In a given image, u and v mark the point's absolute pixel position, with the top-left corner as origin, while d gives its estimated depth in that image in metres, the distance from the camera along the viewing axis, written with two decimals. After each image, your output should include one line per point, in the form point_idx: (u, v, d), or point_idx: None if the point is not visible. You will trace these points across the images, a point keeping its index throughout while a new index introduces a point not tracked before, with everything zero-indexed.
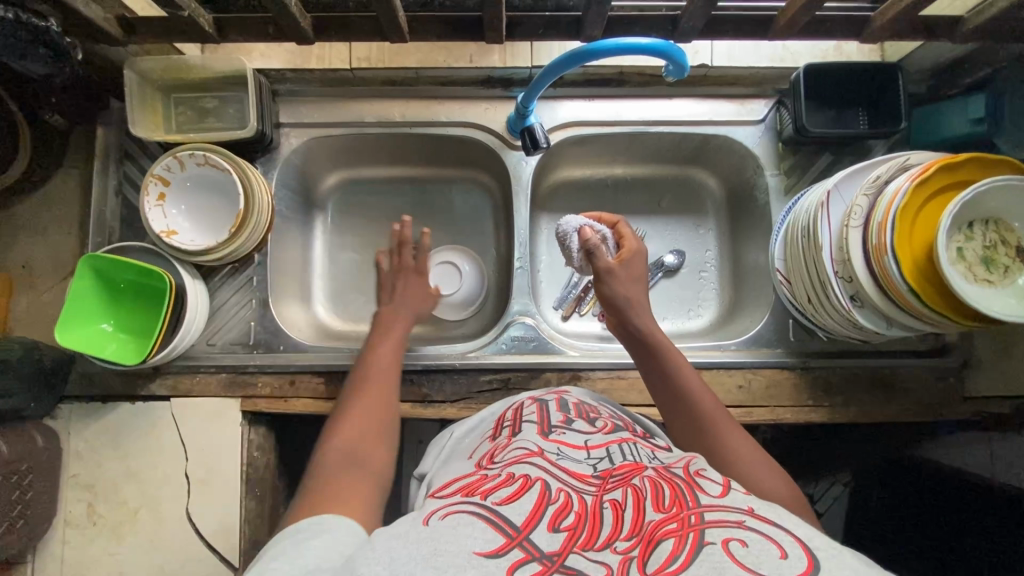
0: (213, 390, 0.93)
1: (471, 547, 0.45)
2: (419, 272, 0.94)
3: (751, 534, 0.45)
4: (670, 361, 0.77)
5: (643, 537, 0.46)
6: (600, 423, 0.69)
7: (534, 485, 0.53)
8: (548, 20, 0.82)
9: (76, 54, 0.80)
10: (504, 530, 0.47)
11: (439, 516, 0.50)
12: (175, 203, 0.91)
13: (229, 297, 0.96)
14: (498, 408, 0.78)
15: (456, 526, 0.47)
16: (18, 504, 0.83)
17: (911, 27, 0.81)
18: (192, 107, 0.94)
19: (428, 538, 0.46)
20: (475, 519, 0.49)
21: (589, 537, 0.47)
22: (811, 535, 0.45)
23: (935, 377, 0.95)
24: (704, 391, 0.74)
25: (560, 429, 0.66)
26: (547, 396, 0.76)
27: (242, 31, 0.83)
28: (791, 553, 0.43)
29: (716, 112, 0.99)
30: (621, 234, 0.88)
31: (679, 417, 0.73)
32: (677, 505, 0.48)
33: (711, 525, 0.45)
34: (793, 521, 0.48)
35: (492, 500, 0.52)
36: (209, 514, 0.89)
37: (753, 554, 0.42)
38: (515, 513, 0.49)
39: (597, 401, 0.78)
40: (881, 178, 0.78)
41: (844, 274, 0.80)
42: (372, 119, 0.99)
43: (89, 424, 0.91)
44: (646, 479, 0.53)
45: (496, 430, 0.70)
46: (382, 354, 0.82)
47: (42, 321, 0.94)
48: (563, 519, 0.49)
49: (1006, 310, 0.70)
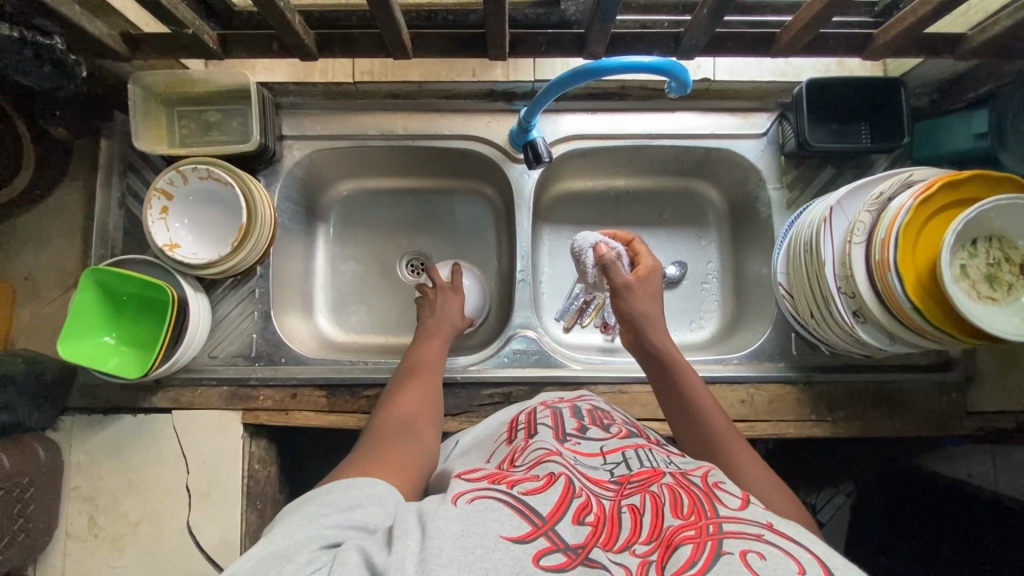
0: (215, 402, 0.93)
1: (498, 531, 0.44)
2: (455, 291, 0.96)
3: (769, 548, 0.44)
4: (682, 375, 0.77)
5: (662, 542, 0.45)
6: (614, 430, 0.68)
7: (559, 479, 0.52)
8: (551, 37, 0.82)
9: (81, 73, 0.81)
10: (529, 519, 0.47)
11: (466, 499, 0.49)
12: (178, 216, 0.91)
13: (231, 309, 0.96)
14: (505, 416, 0.78)
15: (483, 510, 0.47)
16: (19, 517, 0.83)
17: (914, 44, 0.80)
18: (195, 120, 0.94)
19: (458, 518, 0.45)
20: (500, 505, 0.48)
21: (610, 537, 0.46)
22: (829, 554, 0.45)
23: (939, 392, 0.94)
24: (715, 407, 0.74)
25: (575, 437, 0.65)
26: (560, 403, 0.75)
27: (247, 48, 0.83)
28: (809, 570, 0.42)
29: (718, 126, 0.99)
30: (637, 252, 0.89)
31: (687, 432, 0.73)
32: (696, 513, 0.48)
33: (729, 536, 0.45)
34: (809, 538, 0.47)
35: (518, 490, 0.51)
36: (209, 527, 0.89)
37: (770, 566, 0.42)
38: (541, 503, 0.49)
39: (608, 407, 0.78)
40: (884, 196, 0.78)
41: (847, 290, 0.80)
42: (376, 132, 0.99)
43: (91, 436, 0.91)
44: (664, 486, 0.53)
45: (511, 433, 0.70)
46: (427, 354, 0.84)
47: (44, 333, 0.94)
48: (585, 515, 0.48)
49: (1010, 329, 0.70)
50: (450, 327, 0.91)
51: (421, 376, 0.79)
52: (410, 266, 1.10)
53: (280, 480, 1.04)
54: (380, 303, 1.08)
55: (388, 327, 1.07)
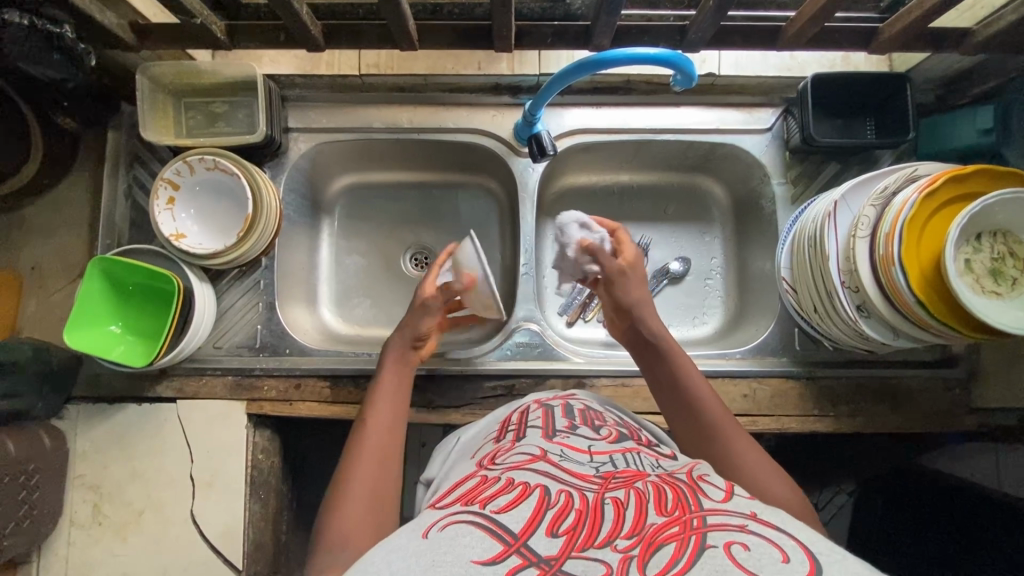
0: (219, 392, 0.94)
1: (469, 557, 0.44)
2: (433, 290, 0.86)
3: (752, 538, 0.45)
4: (677, 366, 0.77)
5: (644, 538, 0.45)
6: (606, 431, 0.68)
7: (533, 492, 0.52)
8: (557, 30, 0.83)
9: (90, 61, 0.81)
10: (501, 538, 0.47)
11: (439, 528, 0.49)
12: (184, 207, 0.92)
13: (236, 299, 0.96)
14: (502, 412, 0.78)
15: (454, 537, 0.47)
16: (24, 504, 0.83)
17: (919, 38, 0.81)
18: (201, 112, 0.95)
19: (427, 550, 0.46)
20: (472, 529, 0.48)
21: (590, 534, 0.46)
22: (815, 539, 0.45)
23: (942, 388, 0.94)
24: (711, 397, 0.74)
25: (565, 433, 0.66)
26: (553, 402, 0.76)
27: (252, 38, 0.84)
28: (793, 558, 0.42)
29: (722, 121, 0.99)
30: (620, 241, 0.86)
31: (685, 422, 0.73)
32: (680, 508, 0.49)
33: (713, 529, 0.46)
34: (796, 526, 0.48)
35: (491, 508, 0.51)
36: (213, 516, 0.90)
37: (754, 558, 0.42)
38: (513, 520, 0.48)
39: (603, 406, 0.78)
40: (887, 190, 0.78)
41: (850, 284, 0.80)
42: (381, 125, 1.00)
43: (95, 425, 0.92)
44: (649, 483, 0.54)
45: (501, 433, 0.70)
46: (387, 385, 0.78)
47: (52, 321, 0.95)
48: (561, 523, 0.48)
49: (1016, 322, 0.70)
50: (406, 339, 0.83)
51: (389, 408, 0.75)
52: (413, 260, 1.10)
53: (284, 471, 1.04)
54: (384, 296, 1.09)
55: (391, 321, 1.08)
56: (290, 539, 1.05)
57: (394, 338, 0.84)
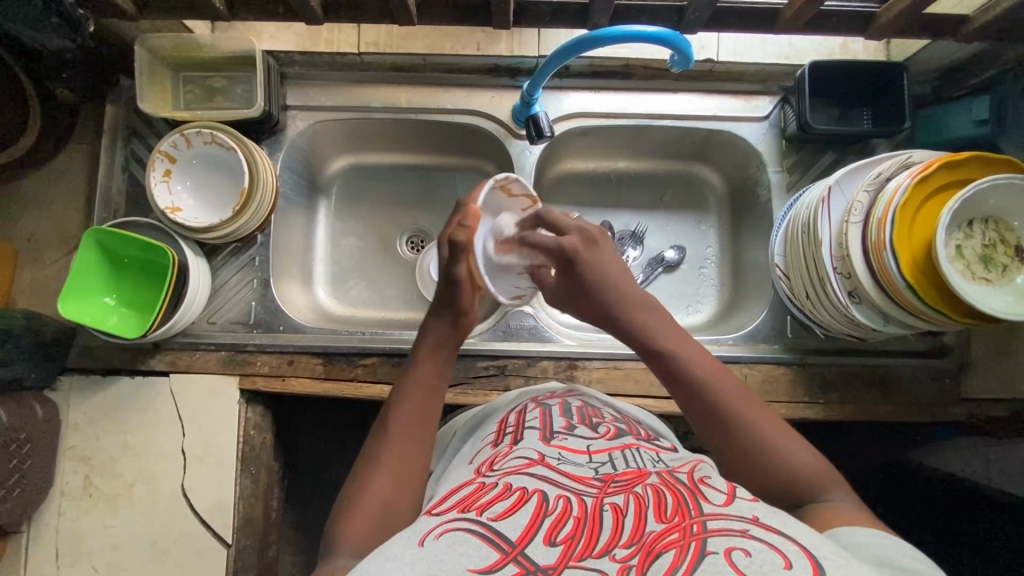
0: (212, 367, 0.94)
1: (465, 565, 0.43)
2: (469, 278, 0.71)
3: (754, 543, 0.44)
4: (679, 351, 0.68)
5: (643, 547, 0.45)
6: (604, 429, 0.66)
7: (531, 498, 0.51)
8: (556, 8, 0.83)
9: (88, 28, 0.83)
10: (498, 546, 0.45)
11: (434, 536, 0.47)
12: (180, 179, 0.92)
13: (231, 276, 0.96)
14: (503, 405, 0.76)
15: (450, 546, 0.45)
16: (16, 473, 0.83)
17: (914, 24, 0.82)
18: (200, 86, 0.96)
19: (422, 559, 0.44)
20: (469, 537, 0.46)
21: (587, 545, 0.45)
22: (817, 545, 0.45)
23: (932, 378, 0.95)
24: (725, 377, 0.66)
25: (563, 435, 0.64)
26: (551, 400, 0.73)
27: (253, 10, 0.84)
28: (796, 564, 0.42)
29: (720, 108, 0.99)
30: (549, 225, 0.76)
31: (697, 412, 0.65)
32: (679, 514, 0.48)
33: (714, 534, 0.45)
34: (797, 530, 0.47)
35: (487, 516, 0.49)
36: (205, 489, 0.90)
37: (756, 564, 0.42)
38: (511, 527, 0.47)
39: (601, 401, 0.75)
40: (883, 176, 0.78)
41: (844, 271, 0.80)
42: (380, 105, 1.00)
43: (88, 397, 0.92)
44: (649, 486, 0.52)
45: (497, 433, 0.67)
46: (421, 374, 0.69)
47: (46, 293, 0.95)
48: (559, 532, 0.47)
49: (1006, 308, 0.70)
50: (444, 326, 0.72)
51: (417, 404, 0.66)
52: (410, 242, 1.11)
53: (277, 450, 1.04)
54: (379, 277, 1.09)
55: (387, 302, 1.08)
56: (278, 517, 1.06)
57: (433, 315, 0.72)
